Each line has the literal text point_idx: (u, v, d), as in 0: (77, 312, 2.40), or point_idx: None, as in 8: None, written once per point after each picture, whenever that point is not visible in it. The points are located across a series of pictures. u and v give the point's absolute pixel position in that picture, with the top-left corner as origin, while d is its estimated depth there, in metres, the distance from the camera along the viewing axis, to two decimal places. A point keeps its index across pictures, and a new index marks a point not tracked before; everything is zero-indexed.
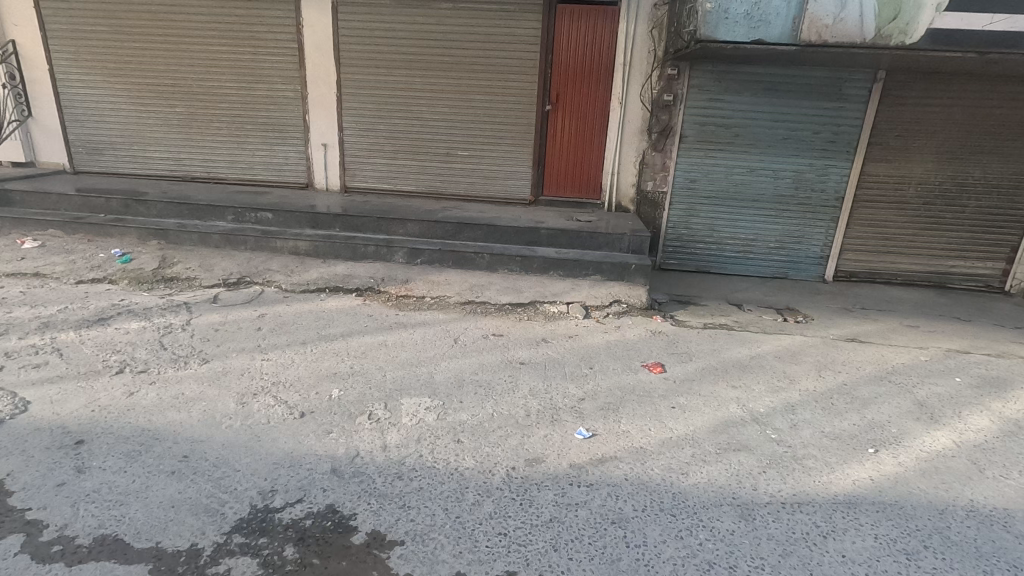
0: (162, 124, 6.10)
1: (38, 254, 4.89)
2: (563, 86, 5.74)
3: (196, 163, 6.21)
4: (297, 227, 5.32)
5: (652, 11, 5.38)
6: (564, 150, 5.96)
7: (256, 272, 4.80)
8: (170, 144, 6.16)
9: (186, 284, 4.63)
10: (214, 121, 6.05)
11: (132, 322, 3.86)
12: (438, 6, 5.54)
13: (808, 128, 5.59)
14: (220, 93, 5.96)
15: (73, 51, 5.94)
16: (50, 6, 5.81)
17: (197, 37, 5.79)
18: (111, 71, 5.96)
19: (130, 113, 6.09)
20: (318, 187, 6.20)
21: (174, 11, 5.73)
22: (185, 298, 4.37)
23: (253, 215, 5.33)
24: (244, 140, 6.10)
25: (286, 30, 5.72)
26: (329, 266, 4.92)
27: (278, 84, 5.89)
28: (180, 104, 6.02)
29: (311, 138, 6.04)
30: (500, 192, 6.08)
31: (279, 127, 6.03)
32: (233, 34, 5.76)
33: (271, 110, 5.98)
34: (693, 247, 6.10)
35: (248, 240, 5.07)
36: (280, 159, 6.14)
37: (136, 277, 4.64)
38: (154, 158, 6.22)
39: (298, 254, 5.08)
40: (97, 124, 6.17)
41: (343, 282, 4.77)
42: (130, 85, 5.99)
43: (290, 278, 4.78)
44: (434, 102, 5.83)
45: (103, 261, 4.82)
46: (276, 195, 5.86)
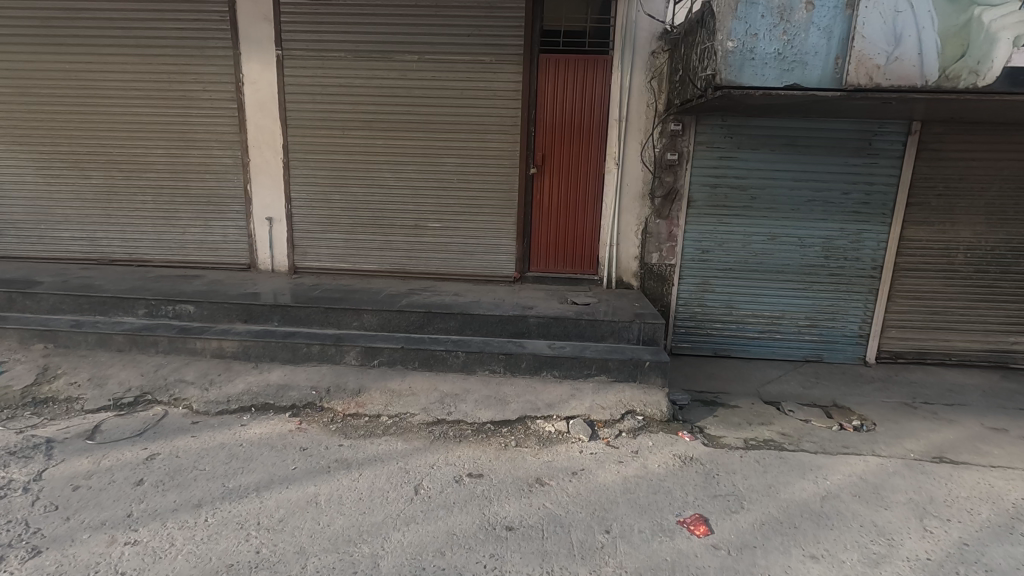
0: (75, 198, 5.14)
1: None
2: (549, 147, 4.92)
3: (115, 243, 5.21)
4: (226, 321, 4.28)
5: (650, 59, 4.65)
6: (552, 219, 5.07)
7: (162, 385, 3.70)
8: (84, 222, 5.18)
9: (63, 407, 3.51)
10: (137, 192, 5.11)
11: None
12: (402, 58, 4.76)
13: (836, 188, 4.79)
14: (144, 161, 5.05)
15: None
16: None
17: (118, 98, 4.94)
18: (14, 138, 5.05)
19: (37, 186, 5.14)
20: (262, 268, 5.22)
21: (90, 69, 4.89)
22: (53, 432, 3.24)
23: (169, 308, 4.28)
24: (173, 216, 5.14)
25: (225, 88, 4.90)
26: (260, 373, 3.85)
27: (215, 150, 5.01)
28: (95, 175, 5.09)
29: (254, 211, 5.11)
30: (479, 270, 5.14)
31: (215, 199, 5.10)
32: (159, 93, 4.91)
33: (206, 179, 5.07)
34: (709, 327, 5.14)
35: (161, 342, 4.02)
36: (216, 237, 5.18)
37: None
38: (64, 239, 5.22)
39: (223, 358, 4.02)
40: None
41: (275, 396, 3.64)
42: (37, 154, 5.07)
43: (205, 392, 3.65)
44: (399, 167, 4.97)
45: None
46: (208, 280, 4.85)
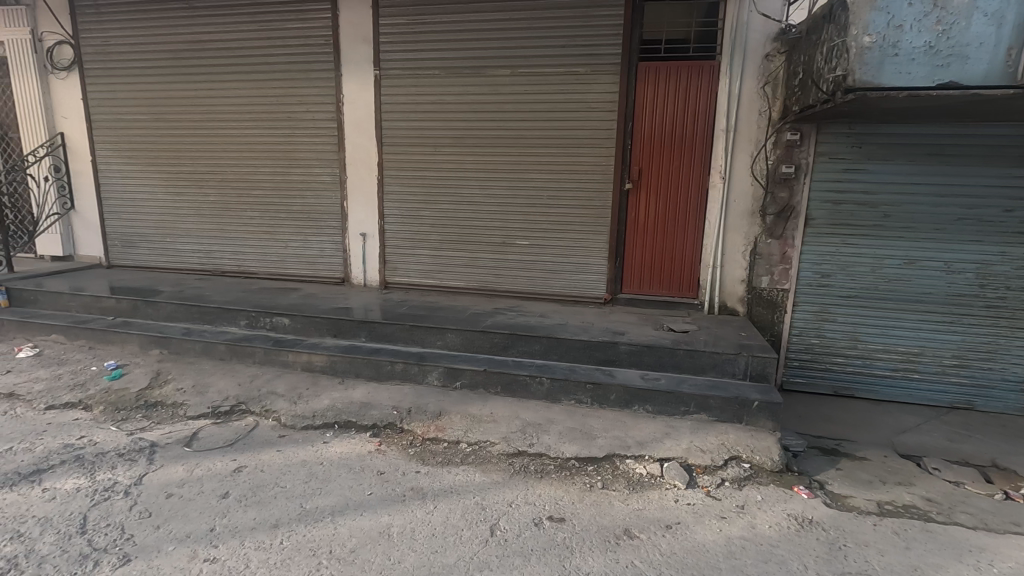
0: (194, 214, 5.58)
1: (27, 368, 4.29)
2: (647, 160, 4.60)
3: (226, 256, 5.59)
4: (317, 335, 4.39)
5: (763, 63, 4.21)
6: (648, 237, 4.73)
7: (255, 396, 3.81)
8: (200, 236, 5.61)
9: (169, 412, 3.71)
10: (246, 209, 5.44)
11: (69, 480, 2.93)
12: (494, 72, 4.69)
13: (996, 205, 4.02)
14: (253, 179, 5.37)
15: (115, 141, 5.66)
16: (97, 96, 5.62)
17: (233, 120, 5.30)
18: (148, 159, 5.60)
19: (165, 203, 5.65)
20: (355, 283, 5.35)
21: (211, 95, 5.30)
22: (157, 436, 3.41)
23: (267, 320, 4.47)
24: (276, 231, 5.41)
25: (326, 108, 5.09)
26: (345, 389, 3.88)
27: (315, 168, 5.21)
28: (211, 192, 5.49)
29: (349, 227, 5.25)
30: (567, 290, 4.90)
31: (314, 215, 5.31)
32: (268, 116, 5.21)
33: (307, 196, 5.28)
34: (829, 363, 4.51)
35: (257, 353, 4.19)
36: (314, 251, 5.38)
37: (116, 400, 3.81)
38: (185, 252, 5.69)
39: (312, 372, 4.10)
40: (132, 216, 5.78)
41: (358, 414, 3.61)
42: (165, 174, 5.58)
43: (293, 406, 3.70)
44: (488, 183, 4.89)
45: (90, 377, 4.09)
46: (304, 293, 5.03)
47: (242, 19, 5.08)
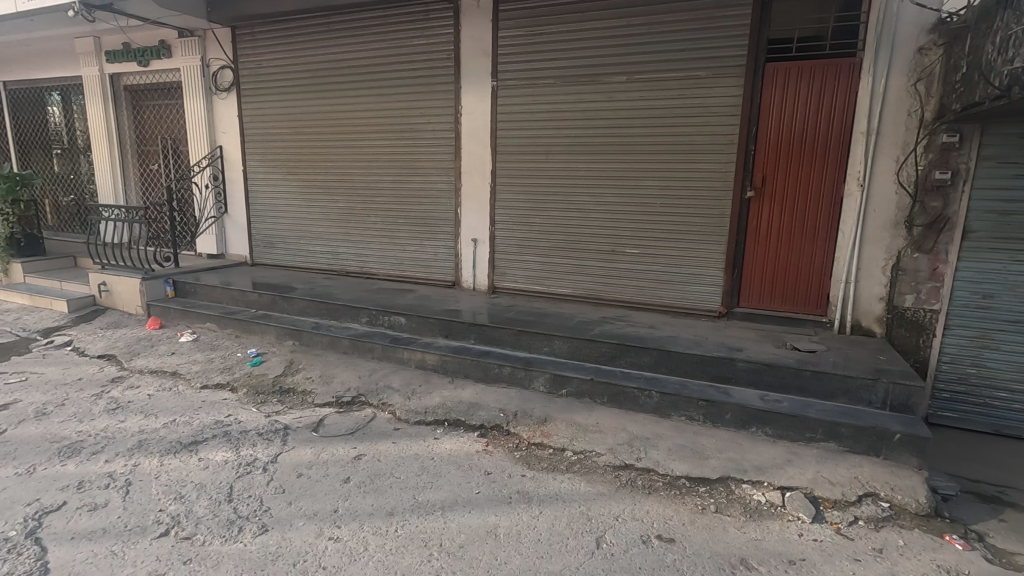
0: (324, 219, 6.10)
1: (187, 350, 4.93)
2: (772, 167, 4.32)
3: (350, 258, 6.04)
4: (430, 335, 4.60)
5: (915, 57, 3.79)
6: (770, 249, 4.43)
7: (373, 390, 4.07)
8: (329, 239, 6.11)
9: (299, 398, 4.08)
10: (369, 214, 5.85)
11: (219, 452, 3.32)
12: (609, 79, 4.65)
13: None
14: (376, 186, 5.76)
15: (263, 153, 6.35)
16: (251, 113, 6.35)
17: (362, 133, 5.73)
18: (288, 169, 6.22)
19: (300, 208, 6.23)
20: (465, 286, 5.54)
21: (344, 110, 5.78)
22: (289, 420, 3.75)
23: (385, 318, 4.76)
24: (395, 235, 5.76)
25: (445, 119, 5.34)
26: (455, 389, 4.03)
27: (432, 176, 5.49)
28: (340, 199, 5.97)
29: (462, 232, 5.46)
30: (678, 301, 4.71)
31: (429, 221, 5.58)
32: (392, 127, 5.58)
33: (424, 203, 5.58)
34: (990, 398, 3.88)
35: (376, 349, 4.49)
36: (428, 255, 5.65)
37: (256, 384, 4.25)
38: (315, 252, 6.23)
39: (424, 370, 4.31)
40: (273, 220, 6.44)
41: (466, 414, 3.72)
42: (302, 182, 6.16)
43: (407, 401, 3.91)
44: (598, 191, 4.85)
45: (236, 362, 4.61)
46: (419, 295, 5.31)
47: (374, 39, 5.50)
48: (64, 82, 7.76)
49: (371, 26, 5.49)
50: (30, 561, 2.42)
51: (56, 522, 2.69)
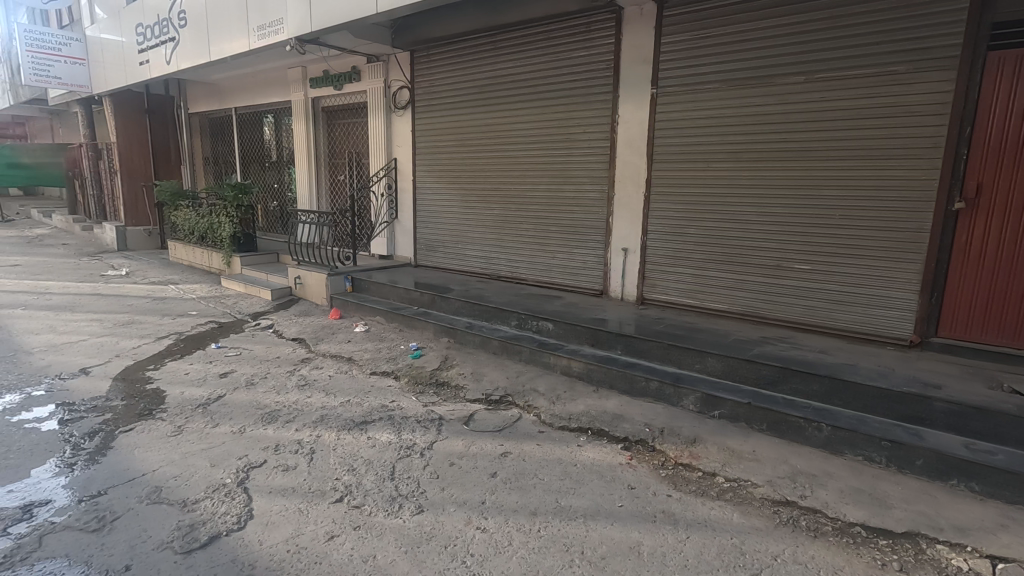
0: (481, 226, 6.48)
1: (359, 340, 5.56)
2: (991, 174, 3.65)
3: (502, 263, 6.34)
4: (576, 342, 4.65)
5: None
6: (984, 271, 3.74)
7: (520, 391, 4.22)
8: (484, 244, 6.48)
9: (452, 391, 4.37)
10: (522, 222, 6.09)
11: (384, 434, 3.69)
12: (783, 80, 4.31)
13: None
14: (530, 195, 5.99)
15: (431, 164, 6.95)
16: (423, 128, 6.98)
17: (521, 144, 6.01)
18: (452, 179, 6.73)
19: (460, 215, 6.70)
20: (613, 296, 5.50)
21: (505, 122, 6.12)
22: (444, 411, 4.03)
23: (534, 323, 4.91)
24: (546, 243, 5.92)
25: (601, 128, 5.38)
26: (600, 399, 4.02)
27: (585, 185, 5.56)
28: (496, 206, 6.31)
29: (612, 242, 5.43)
30: (857, 326, 4.18)
31: (580, 230, 5.66)
32: (550, 138, 5.76)
33: (575, 211, 5.66)
34: None
35: (523, 352, 4.66)
36: (577, 263, 5.72)
37: (416, 375, 4.65)
38: (470, 257, 6.65)
39: (570, 376, 4.37)
40: (436, 226, 7.00)
41: (610, 425, 3.68)
42: (463, 191, 6.62)
43: (552, 406, 3.99)
44: (763, 201, 4.51)
45: (399, 354, 5.09)
46: (566, 302, 5.39)
47: (537, 54, 5.75)
48: (278, 107, 9.22)
49: (535, 42, 5.74)
50: (240, 506, 2.91)
51: (259, 476, 3.20)
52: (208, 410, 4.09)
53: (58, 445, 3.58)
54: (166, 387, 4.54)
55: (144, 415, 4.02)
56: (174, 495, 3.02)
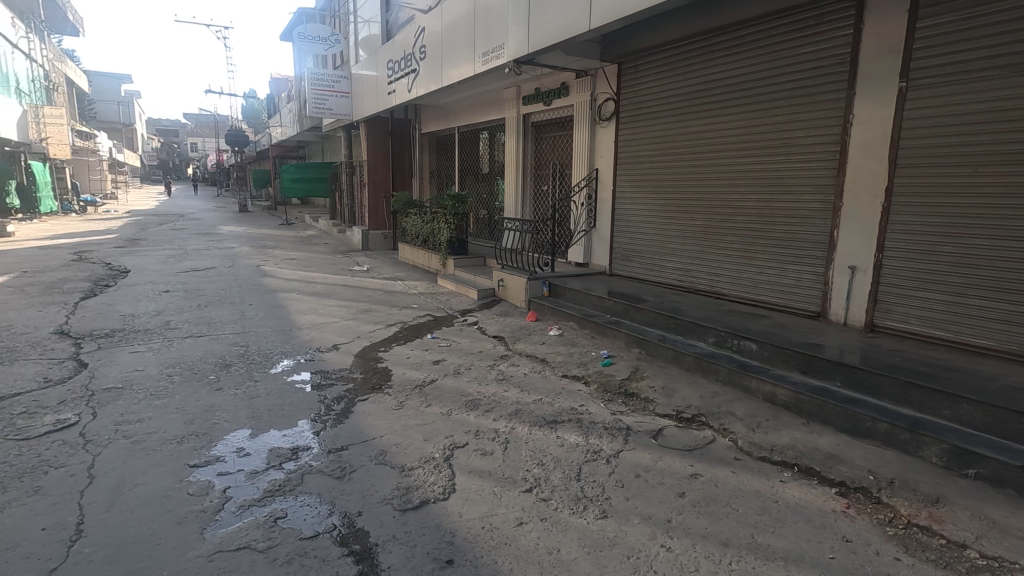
0: (681, 237, 6.34)
1: (553, 342, 5.83)
2: None
3: (702, 276, 6.12)
4: (784, 368, 4.23)
5: None
6: None
7: (715, 413, 3.99)
8: (683, 256, 6.32)
9: (641, 402, 4.32)
10: (728, 234, 5.80)
11: (572, 435, 3.82)
12: None
13: None
14: (739, 206, 5.67)
15: (632, 174, 6.97)
16: (626, 137, 7.03)
17: (731, 152, 5.72)
18: (653, 188, 6.67)
19: (659, 225, 6.62)
20: (832, 319, 4.90)
21: (715, 129, 5.87)
22: (632, 421, 4.00)
23: (735, 342, 4.60)
24: (753, 257, 5.56)
25: (830, 132, 4.86)
26: (810, 434, 3.60)
27: (806, 195, 5.08)
28: (699, 217, 6.11)
29: (835, 258, 4.85)
30: None
31: (796, 244, 5.18)
32: (766, 144, 5.38)
33: (791, 224, 5.21)
34: None
35: (721, 371, 4.41)
36: (790, 281, 5.24)
37: (606, 382, 4.71)
38: (668, 268, 6.54)
39: (774, 405, 4.00)
40: (633, 236, 7.02)
41: (822, 465, 3.27)
42: (664, 200, 6.53)
43: (751, 433, 3.69)
44: None
45: (590, 360, 5.21)
46: (774, 322, 4.94)
47: (756, 55, 5.40)
48: (493, 124, 10.12)
49: (756, 41, 5.39)
50: (444, 479, 3.28)
51: (461, 455, 3.57)
52: (424, 391, 4.69)
53: (316, 404, 4.46)
54: (393, 367, 5.32)
55: (376, 389, 4.77)
56: (395, 460, 3.53)
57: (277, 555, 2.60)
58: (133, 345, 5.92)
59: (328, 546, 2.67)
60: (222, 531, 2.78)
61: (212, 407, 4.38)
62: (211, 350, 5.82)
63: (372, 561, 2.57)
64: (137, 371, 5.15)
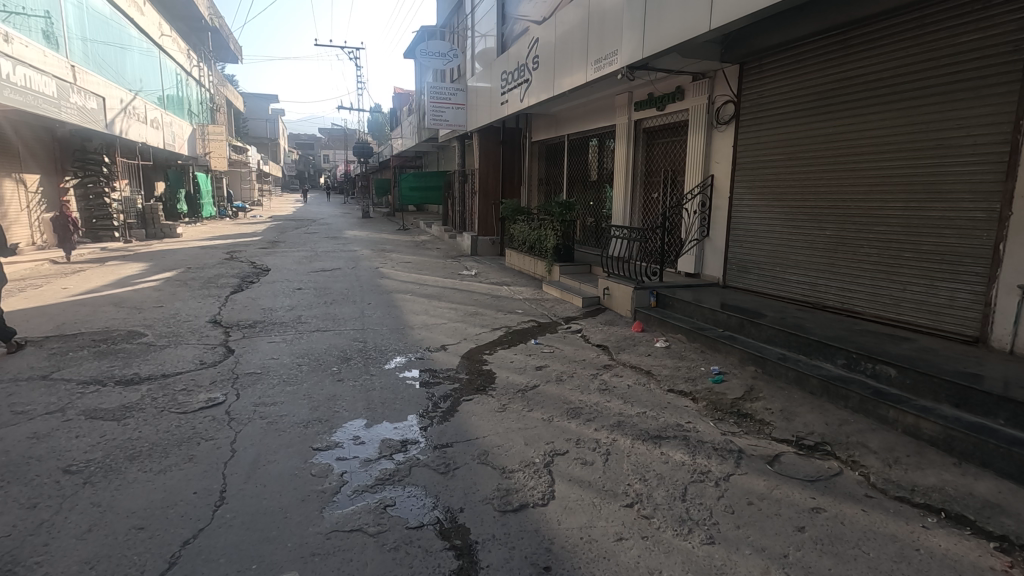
0: (807, 248, 5.85)
1: (660, 355, 5.63)
2: None
3: (831, 292, 5.60)
4: (931, 399, 3.72)
5: None
6: None
7: (843, 443, 3.61)
8: (809, 270, 5.84)
9: (755, 424, 4.02)
10: (864, 246, 5.26)
11: (678, 452, 3.65)
12: None
13: None
14: (879, 215, 5.12)
15: (752, 180, 6.56)
16: (746, 142, 6.64)
17: (871, 155, 5.20)
18: (775, 196, 6.24)
19: (781, 235, 6.17)
20: (995, 346, 4.24)
21: (851, 131, 5.38)
22: (745, 444, 3.74)
23: (869, 366, 4.15)
24: (894, 273, 4.98)
25: (997, 131, 4.24)
26: (965, 477, 3.13)
27: (964, 204, 4.47)
28: (829, 227, 5.61)
29: (1001, 276, 4.21)
30: None
31: (950, 258, 4.56)
32: (914, 146, 4.82)
33: (943, 236, 4.60)
34: None
35: (852, 398, 3.99)
36: (940, 300, 4.63)
37: (716, 400, 4.46)
38: (790, 282, 6.06)
39: (917, 440, 3.54)
40: (751, 246, 6.60)
41: (979, 515, 2.82)
42: (787, 209, 6.08)
43: (887, 470, 3.29)
44: None
45: (700, 376, 4.96)
46: (919, 346, 4.39)
47: (903, 48, 4.87)
48: (603, 131, 10.03)
49: (903, 33, 4.86)
50: (544, 485, 3.29)
51: (561, 463, 3.56)
52: (526, 395, 4.75)
53: (424, 400, 4.68)
54: (497, 370, 5.44)
55: (480, 390, 4.91)
56: (497, 461, 3.60)
57: (385, 540, 2.76)
58: (271, 335, 6.61)
59: (431, 538, 2.78)
60: (338, 512, 3.01)
61: (334, 396, 4.75)
62: (335, 344, 6.34)
63: (473, 557, 2.63)
64: (273, 359, 5.75)
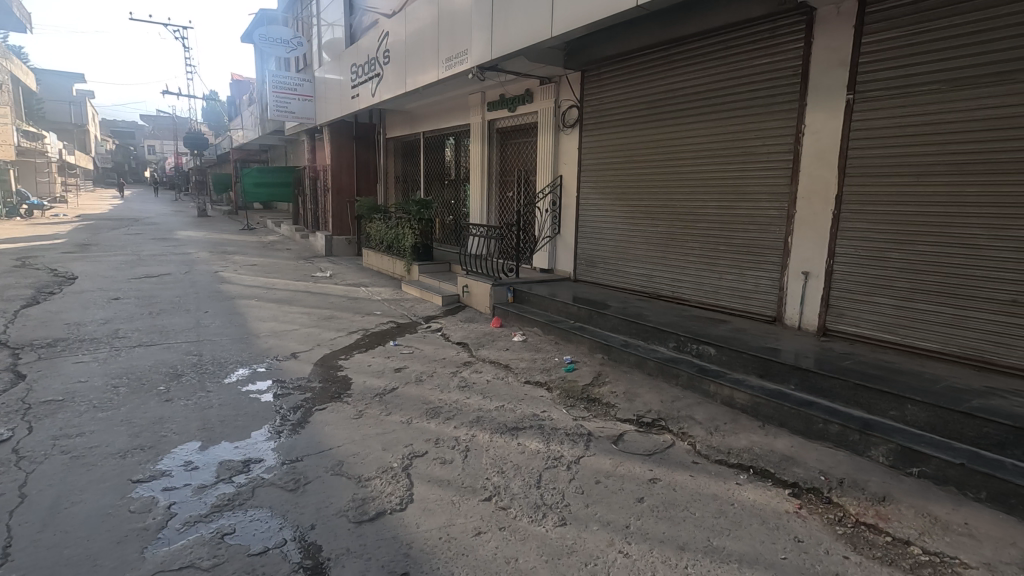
0: (645, 244, 6.43)
1: (518, 348, 5.81)
2: None
3: (665, 282, 6.20)
4: (742, 372, 4.30)
5: None
6: None
7: (675, 417, 4.03)
8: (646, 263, 6.42)
9: (603, 407, 4.32)
10: (690, 240, 5.91)
11: (533, 441, 3.79)
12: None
13: None
14: (700, 213, 5.79)
15: (596, 181, 7.04)
16: (589, 145, 7.10)
17: (692, 159, 5.85)
18: (616, 196, 6.77)
19: (622, 232, 6.71)
20: (789, 323, 5.04)
21: (676, 138, 6.01)
22: (593, 427, 4.01)
23: (694, 347, 4.68)
24: (714, 264, 5.67)
25: (784, 141, 5.01)
26: (768, 436, 3.67)
27: (763, 203, 5.22)
28: (661, 224, 6.22)
29: (790, 264, 5.00)
30: None
31: (755, 250, 5.30)
32: (725, 153, 5.53)
33: (750, 231, 5.34)
34: None
35: (681, 376, 4.47)
36: (749, 286, 5.36)
37: (568, 388, 4.72)
38: (632, 274, 6.61)
39: (733, 409, 4.06)
40: (597, 242, 7.08)
41: (777, 468, 3.32)
42: (627, 208, 6.63)
43: (709, 437, 3.74)
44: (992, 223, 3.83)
45: (554, 366, 5.21)
46: (733, 326, 5.06)
47: (714, 66, 5.57)
48: (459, 129, 10.09)
49: (713, 53, 5.56)
50: (403, 489, 3.21)
51: (420, 465, 3.50)
52: (384, 399, 4.61)
53: (271, 414, 4.32)
54: (353, 375, 5.21)
55: (335, 398, 4.66)
56: (353, 470, 3.44)
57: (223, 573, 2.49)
58: (78, 355, 5.63)
59: (278, 562, 2.57)
60: (164, 549, 2.65)
61: (161, 419, 4.19)
62: (163, 359, 5.59)
63: None
64: (80, 382, 4.90)
